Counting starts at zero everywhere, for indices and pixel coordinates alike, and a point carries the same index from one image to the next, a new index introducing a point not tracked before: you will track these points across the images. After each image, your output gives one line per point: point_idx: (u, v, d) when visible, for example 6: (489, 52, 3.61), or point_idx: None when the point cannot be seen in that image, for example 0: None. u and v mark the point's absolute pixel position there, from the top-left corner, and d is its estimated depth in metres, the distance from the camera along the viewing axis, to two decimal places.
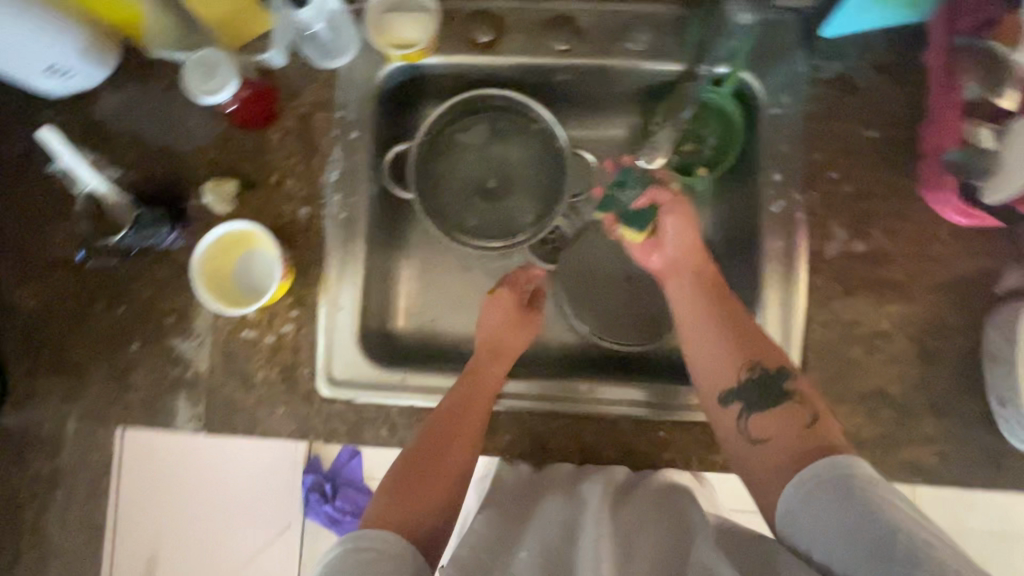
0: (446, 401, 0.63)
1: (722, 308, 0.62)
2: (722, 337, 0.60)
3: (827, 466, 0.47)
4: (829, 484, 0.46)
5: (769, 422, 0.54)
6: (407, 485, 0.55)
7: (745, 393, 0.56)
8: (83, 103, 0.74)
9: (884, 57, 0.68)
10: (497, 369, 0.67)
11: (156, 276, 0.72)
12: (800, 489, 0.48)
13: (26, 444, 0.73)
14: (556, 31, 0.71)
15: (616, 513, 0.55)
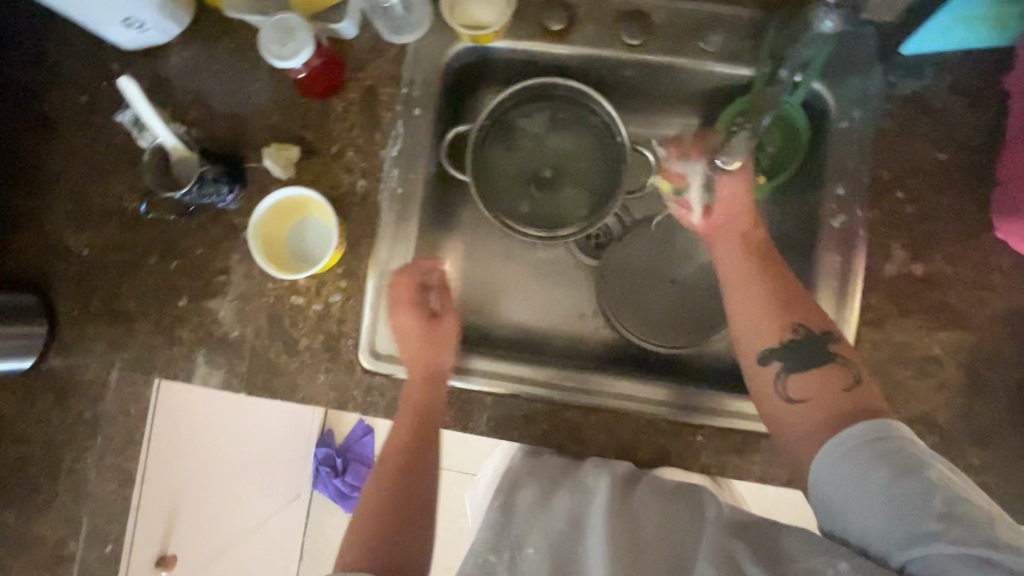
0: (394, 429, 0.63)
1: (793, 316, 0.58)
2: (774, 318, 0.58)
3: (854, 439, 0.49)
4: (857, 455, 0.48)
5: (807, 381, 0.55)
6: (380, 525, 0.56)
7: (788, 352, 0.57)
8: (153, 58, 0.75)
9: (960, 79, 0.67)
10: (426, 390, 0.66)
11: (210, 235, 0.73)
12: (828, 463, 0.49)
13: (69, 389, 0.74)
14: (629, 24, 0.70)
15: (622, 504, 0.59)
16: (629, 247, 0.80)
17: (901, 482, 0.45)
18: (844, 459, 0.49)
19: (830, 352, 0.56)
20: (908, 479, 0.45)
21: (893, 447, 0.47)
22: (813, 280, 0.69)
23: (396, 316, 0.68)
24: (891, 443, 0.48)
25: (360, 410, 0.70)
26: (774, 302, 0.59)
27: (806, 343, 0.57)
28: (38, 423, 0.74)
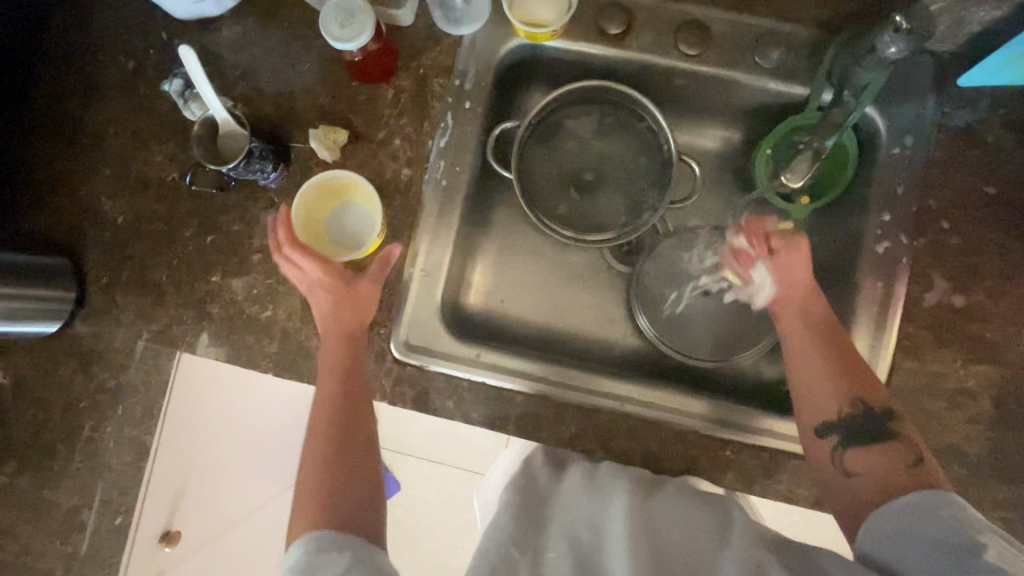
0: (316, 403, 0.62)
1: (847, 370, 0.60)
2: (835, 380, 0.59)
3: (910, 500, 0.49)
4: (909, 512, 0.48)
5: (866, 458, 0.56)
6: (320, 494, 0.57)
7: (846, 426, 0.57)
8: (204, 30, 0.74)
9: (1014, 114, 0.67)
10: (342, 355, 0.64)
11: (248, 212, 0.72)
12: (880, 517, 0.50)
13: (93, 357, 0.73)
14: (686, 33, 0.70)
15: (645, 510, 0.56)
16: (665, 256, 0.79)
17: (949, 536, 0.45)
18: (896, 513, 0.49)
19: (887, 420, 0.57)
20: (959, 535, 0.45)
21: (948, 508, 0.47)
22: (851, 303, 0.68)
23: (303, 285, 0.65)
24: (949, 505, 0.47)
25: (387, 400, 0.69)
26: (839, 365, 0.60)
27: (864, 409, 0.57)
28: (60, 388, 0.74)
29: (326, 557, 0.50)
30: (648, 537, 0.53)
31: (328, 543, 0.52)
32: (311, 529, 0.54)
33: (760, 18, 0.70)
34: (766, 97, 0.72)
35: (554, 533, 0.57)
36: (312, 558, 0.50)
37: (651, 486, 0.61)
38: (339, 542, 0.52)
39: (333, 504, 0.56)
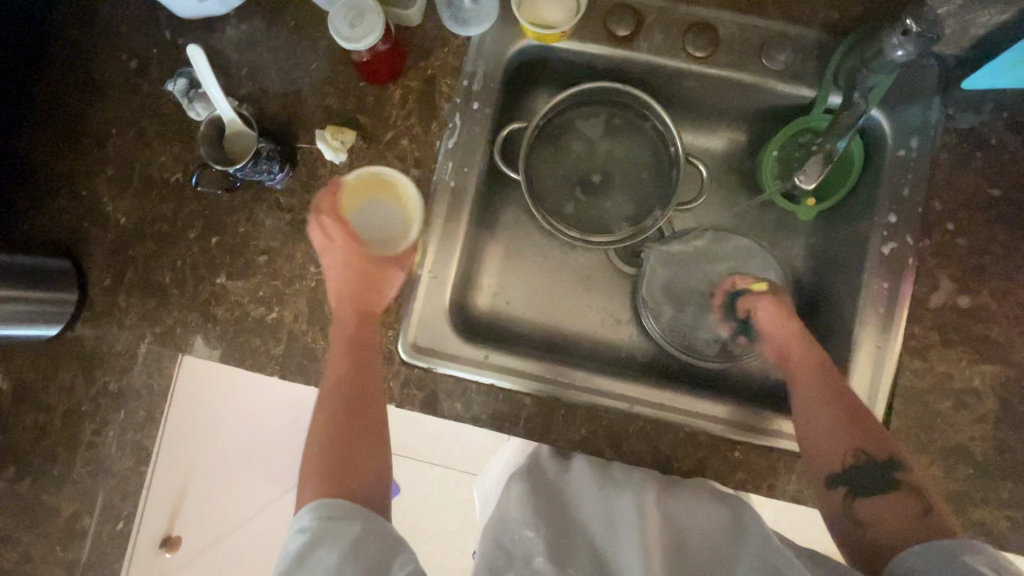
0: (332, 369, 0.64)
1: (853, 421, 0.60)
2: (838, 431, 0.60)
3: (937, 544, 0.49)
4: (937, 556, 0.48)
5: (876, 507, 0.57)
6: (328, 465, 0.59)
7: (851, 477, 0.59)
8: (208, 28, 0.73)
9: (1018, 117, 0.68)
10: (361, 328, 0.66)
11: (254, 213, 0.72)
12: (907, 558, 0.50)
13: (94, 360, 0.72)
14: (695, 35, 0.70)
15: (663, 505, 0.55)
16: (670, 257, 0.79)
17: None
18: (924, 556, 0.49)
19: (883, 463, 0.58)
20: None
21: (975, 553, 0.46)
22: (857, 304, 0.69)
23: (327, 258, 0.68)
24: (979, 551, 0.46)
25: (395, 403, 0.68)
26: (846, 422, 0.60)
27: (869, 467, 0.59)
28: (61, 392, 0.72)
29: (333, 525, 0.52)
30: (664, 540, 0.54)
31: (339, 510, 0.53)
32: (320, 498, 0.55)
33: (768, 21, 0.70)
34: (773, 99, 0.72)
35: (569, 526, 0.57)
36: (322, 523, 0.52)
37: (666, 477, 0.60)
38: (349, 511, 0.54)
39: (345, 476, 0.58)
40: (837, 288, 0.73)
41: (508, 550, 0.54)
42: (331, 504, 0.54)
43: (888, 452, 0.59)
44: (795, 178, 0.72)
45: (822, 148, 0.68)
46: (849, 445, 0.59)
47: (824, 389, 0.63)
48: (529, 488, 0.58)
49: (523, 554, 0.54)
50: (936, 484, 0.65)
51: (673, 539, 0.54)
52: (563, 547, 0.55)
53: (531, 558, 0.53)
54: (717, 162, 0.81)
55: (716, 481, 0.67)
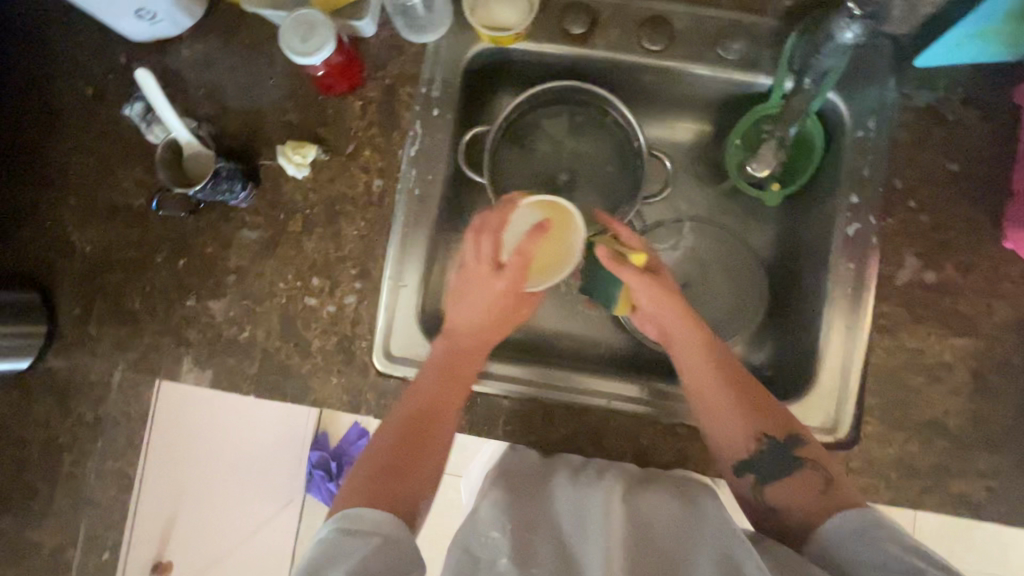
0: (421, 385, 0.62)
1: (748, 398, 0.60)
2: (734, 413, 0.59)
3: (849, 516, 0.51)
4: (851, 529, 0.51)
5: (783, 490, 0.58)
6: (386, 474, 0.56)
7: (755, 462, 0.59)
8: (164, 50, 0.73)
9: (973, 91, 0.69)
10: (465, 359, 0.64)
11: (220, 232, 0.71)
12: (826, 533, 0.52)
13: (69, 391, 0.72)
14: (650, 30, 0.70)
15: (628, 500, 0.55)
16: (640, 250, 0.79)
17: (889, 553, 0.47)
18: (839, 529, 0.51)
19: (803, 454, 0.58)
20: (897, 554, 0.47)
21: (883, 527, 0.49)
22: (826, 287, 0.69)
23: (473, 275, 0.64)
24: (887, 522, 0.50)
25: (374, 414, 0.69)
26: (740, 405, 0.59)
27: (770, 449, 0.59)
28: (37, 425, 0.72)
29: (353, 538, 0.50)
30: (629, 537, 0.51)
31: (360, 521, 0.51)
32: (352, 505, 0.53)
33: (721, 11, 0.71)
34: (732, 88, 0.73)
35: (533, 523, 0.55)
36: (340, 536, 0.50)
37: (638, 478, 0.59)
38: (373, 522, 0.51)
39: (399, 487, 0.55)
40: (807, 271, 0.73)
41: (472, 550, 0.53)
42: (355, 513, 0.52)
43: (788, 430, 0.59)
44: (749, 167, 0.74)
45: (774, 134, 0.70)
46: (748, 428, 0.59)
47: (717, 372, 0.61)
48: (505, 489, 0.59)
49: (488, 555, 0.52)
50: (913, 459, 0.65)
51: (641, 538, 0.52)
52: (529, 547, 0.53)
53: (495, 560, 0.51)
54: (685, 154, 0.80)
55: (697, 471, 0.68)
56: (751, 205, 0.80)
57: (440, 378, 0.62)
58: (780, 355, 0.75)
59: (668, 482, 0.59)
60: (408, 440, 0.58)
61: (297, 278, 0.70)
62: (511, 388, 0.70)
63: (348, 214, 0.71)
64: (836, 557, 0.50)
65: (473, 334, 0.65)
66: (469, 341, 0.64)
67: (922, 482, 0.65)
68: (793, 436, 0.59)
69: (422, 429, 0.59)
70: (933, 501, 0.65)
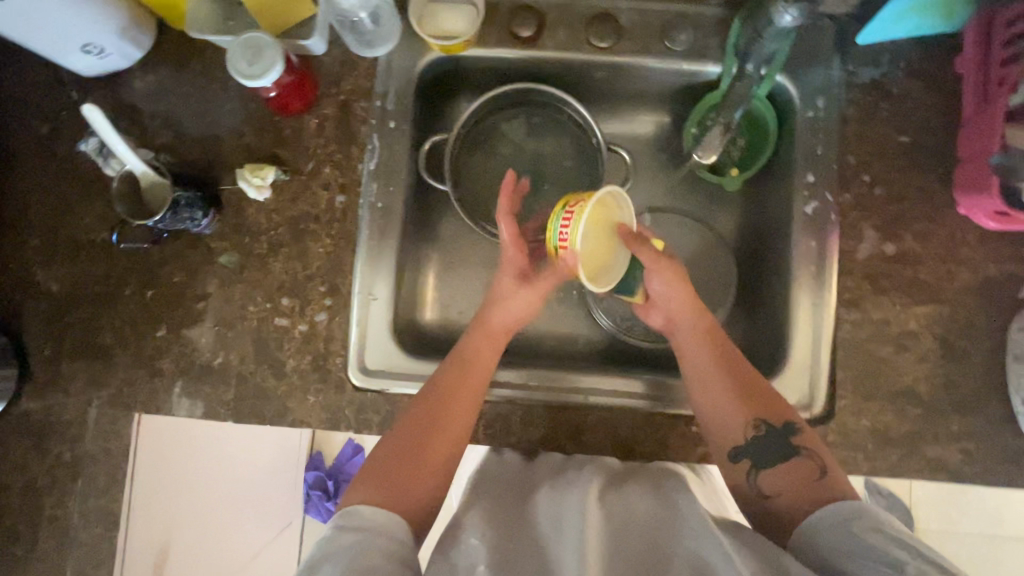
0: (428, 387, 0.64)
1: (745, 383, 0.62)
2: (732, 397, 0.61)
3: (832, 508, 0.52)
4: (833, 523, 0.51)
5: (776, 478, 0.58)
6: (403, 463, 0.58)
7: (753, 452, 0.59)
8: (116, 83, 0.73)
9: (915, 64, 0.70)
10: (485, 345, 0.67)
11: (187, 260, 0.71)
12: (808, 527, 0.52)
13: (45, 432, 0.71)
14: (597, 27, 0.71)
15: (604, 500, 0.56)
16: None
17: (873, 546, 0.47)
18: (822, 522, 0.51)
19: (790, 441, 0.59)
20: (881, 546, 0.47)
21: (865, 519, 0.50)
22: (790, 266, 0.70)
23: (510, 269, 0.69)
24: (871, 514, 0.50)
25: (354, 429, 0.69)
26: (738, 390, 0.61)
27: (767, 434, 0.59)
28: (15, 469, 0.71)
29: (353, 535, 0.51)
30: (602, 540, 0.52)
31: (361, 519, 0.53)
32: (351, 503, 0.55)
33: (665, 3, 0.72)
34: (683, 78, 0.74)
35: (518, 529, 0.55)
36: (336, 531, 0.52)
37: (616, 478, 0.60)
38: (370, 518, 0.53)
39: (416, 476, 0.58)
40: (772, 252, 0.74)
41: (450, 559, 0.53)
42: (351, 510, 0.54)
43: (783, 418, 0.60)
44: (697, 154, 0.73)
45: (718, 122, 0.70)
46: (746, 413, 0.60)
47: (716, 358, 0.63)
48: (489, 500, 0.60)
49: (465, 561, 0.52)
50: (888, 429, 0.66)
51: (615, 538, 0.53)
52: (508, 554, 0.52)
53: (473, 565, 0.51)
54: (645, 146, 0.81)
55: (678, 459, 0.68)
56: (714, 191, 0.81)
57: (446, 380, 0.64)
58: (753, 337, 0.76)
59: (643, 479, 0.60)
60: (424, 428, 0.61)
61: (267, 300, 0.70)
62: (507, 395, 0.70)
63: (313, 232, 0.71)
64: (818, 550, 0.50)
65: (499, 323, 0.68)
66: (494, 330, 0.68)
67: (899, 451, 0.66)
68: (790, 425, 0.59)
69: (442, 415, 0.61)
70: (911, 468, 0.66)
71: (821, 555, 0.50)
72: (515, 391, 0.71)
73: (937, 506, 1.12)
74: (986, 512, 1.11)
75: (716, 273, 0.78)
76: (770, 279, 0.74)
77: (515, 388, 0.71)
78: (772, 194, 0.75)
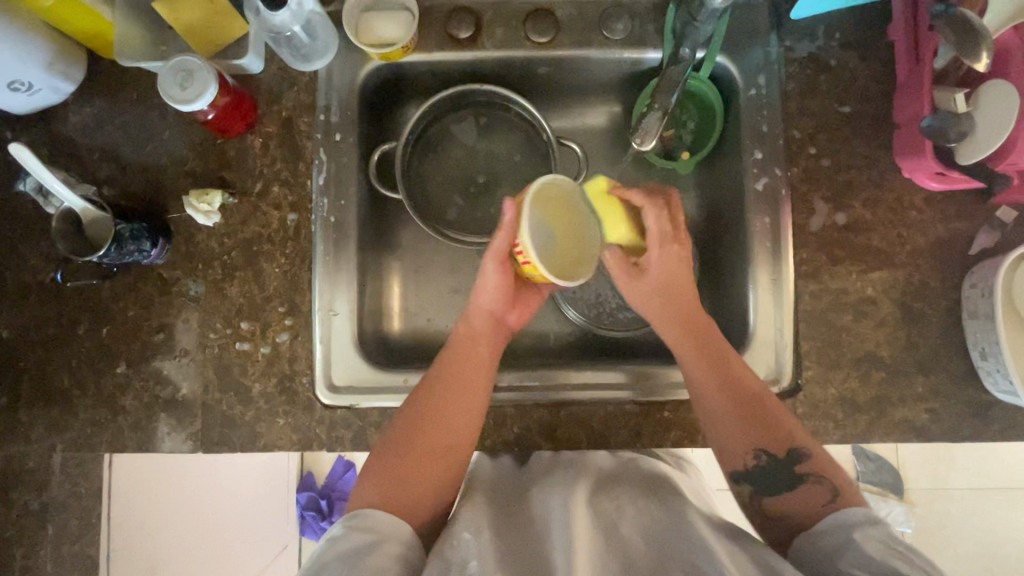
0: (426, 410, 0.60)
1: (756, 405, 0.59)
2: (740, 416, 0.58)
3: (839, 515, 0.51)
4: (836, 532, 0.49)
5: (783, 502, 0.56)
6: (400, 473, 0.57)
7: (756, 478, 0.57)
8: (50, 120, 0.71)
9: (849, 35, 0.71)
10: (481, 343, 0.65)
11: (140, 293, 0.70)
12: (809, 536, 0.51)
13: (9, 483, 0.69)
14: (535, 23, 0.71)
15: (595, 508, 0.56)
16: None
17: (869, 555, 0.45)
18: (827, 529, 0.50)
19: (797, 470, 0.56)
20: (881, 556, 0.45)
21: (868, 528, 0.48)
22: (747, 243, 0.71)
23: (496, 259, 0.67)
24: (881, 526, 0.48)
25: (327, 448, 0.68)
26: (751, 411, 0.58)
27: (769, 466, 0.57)
28: None
29: (367, 537, 0.51)
30: (593, 539, 0.52)
31: (377, 522, 0.53)
32: (361, 507, 0.55)
33: None
34: (625, 67, 0.74)
35: (516, 528, 0.55)
36: (347, 530, 0.52)
37: (604, 483, 0.60)
38: (382, 522, 0.53)
39: (417, 485, 0.56)
40: (730, 231, 0.75)
41: (443, 554, 0.51)
42: (362, 512, 0.54)
43: (789, 446, 0.57)
44: (635, 144, 0.68)
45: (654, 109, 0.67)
46: (754, 438, 0.57)
47: (728, 375, 0.60)
48: (482, 500, 0.58)
49: (458, 557, 0.50)
50: (854, 395, 0.67)
51: (604, 536, 0.53)
52: (499, 548, 0.51)
53: (466, 561, 0.50)
54: (597, 137, 0.81)
55: (655, 444, 0.69)
56: (669, 176, 0.81)
57: (443, 406, 0.61)
58: (719, 317, 0.76)
59: (637, 482, 0.60)
60: (423, 443, 0.59)
61: (226, 325, 0.69)
62: (493, 397, 0.70)
63: (267, 254, 0.70)
64: (815, 560, 0.49)
65: (490, 317, 0.66)
66: (482, 325, 0.66)
67: (866, 416, 0.67)
68: (795, 450, 0.57)
69: (438, 423, 0.60)
70: (881, 431, 0.67)
71: (817, 566, 0.48)
72: (500, 392, 0.71)
73: (925, 467, 1.14)
74: (971, 468, 1.14)
75: None
76: (730, 258, 0.74)
77: (502, 389, 0.70)
78: (725, 174, 0.75)
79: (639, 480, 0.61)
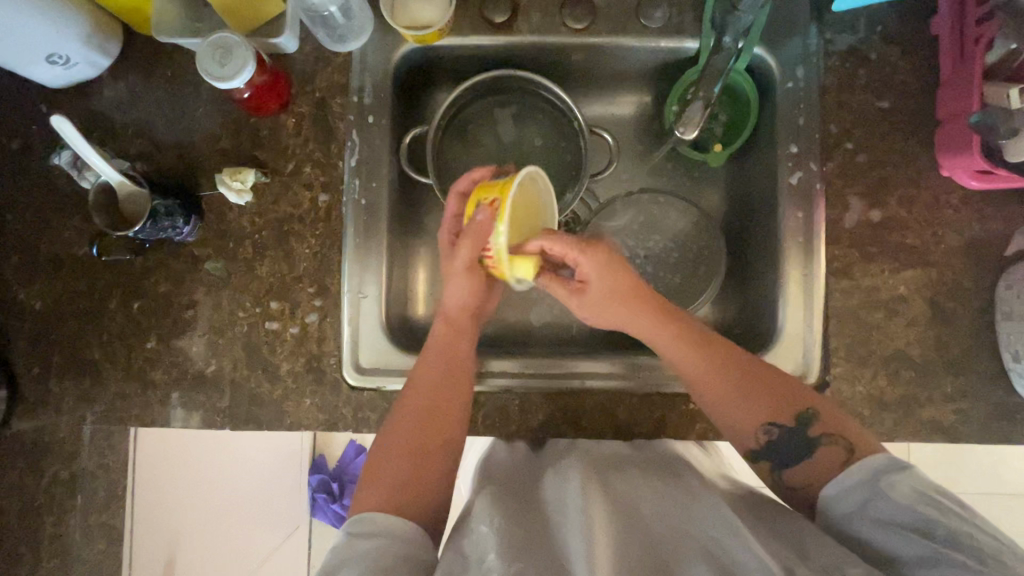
0: (417, 380, 0.62)
1: (756, 380, 0.58)
2: (739, 392, 0.58)
3: (862, 468, 0.50)
4: (857, 483, 0.50)
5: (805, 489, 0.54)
6: (384, 463, 0.57)
7: (775, 452, 0.56)
8: (85, 94, 0.72)
9: (892, 29, 0.70)
10: (463, 338, 0.65)
11: (171, 269, 0.70)
12: (833, 492, 0.51)
13: (40, 453, 0.71)
14: (571, 8, 0.71)
15: (607, 492, 0.54)
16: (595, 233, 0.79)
17: (898, 508, 0.46)
18: (843, 489, 0.50)
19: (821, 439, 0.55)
20: (909, 505, 0.46)
21: (894, 475, 0.48)
22: (778, 237, 0.70)
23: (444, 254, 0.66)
24: (904, 467, 0.49)
25: (352, 428, 0.68)
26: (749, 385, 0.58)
27: (784, 437, 0.56)
28: (12, 492, 0.71)
29: (374, 540, 0.50)
30: (611, 524, 0.50)
31: (380, 525, 0.52)
32: (364, 510, 0.54)
33: None
34: (661, 56, 0.73)
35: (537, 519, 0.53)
36: (348, 539, 0.51)
37: (610, 467, 0.59)
38: (384, 524, 0.52)
39: (412, 474, 0.56)
40: (761, 224, 0.74)
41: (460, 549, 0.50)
42: (363, 517, 0.53)
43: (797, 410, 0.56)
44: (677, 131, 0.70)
45: (698, 97, 0.68)
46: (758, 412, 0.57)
47: (710, 359, 0.60)
48: (494, 489, 0.58)
49: (477, 550, 0.49)
50: (882, 394, 0.67)
51: (624, 519, 0.51)
52: (520, 542, 0.49)
53: (483, 554, 0.48)
54: (628, 125, 0.81)
55: (678, 436, 0.69)
56: (699, 168, 0.80)
57: (428, 383, 0.61)
58: (745, 312, 0.76)
59: (648, 465, 0.60)
60: (419, 413, 0.60)
61: (256, 304, 0.69)
62: (504, 383, 0.71)
63: (298, 233, 0.70)
64: (839, 517, 0.50)
65: (471, 308, 0.66)
66: (461, 318, 0.66)
67: (894, 414, 0.66)
68: (804, 413, 0.56)
69: (435, 408, 0.60)
70: (907, 430, 0.66)
71: (844, 522, 0.49)
72: (517, 379, 0.71)
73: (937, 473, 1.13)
74: (983, 473, 1.12)
75: (704, 249, 0.78)
76: (758, 253, 0.74)
77: (528, 377, 0.71)
78: (758, 166, 0.75)
79: (652, 463, 0.60)
